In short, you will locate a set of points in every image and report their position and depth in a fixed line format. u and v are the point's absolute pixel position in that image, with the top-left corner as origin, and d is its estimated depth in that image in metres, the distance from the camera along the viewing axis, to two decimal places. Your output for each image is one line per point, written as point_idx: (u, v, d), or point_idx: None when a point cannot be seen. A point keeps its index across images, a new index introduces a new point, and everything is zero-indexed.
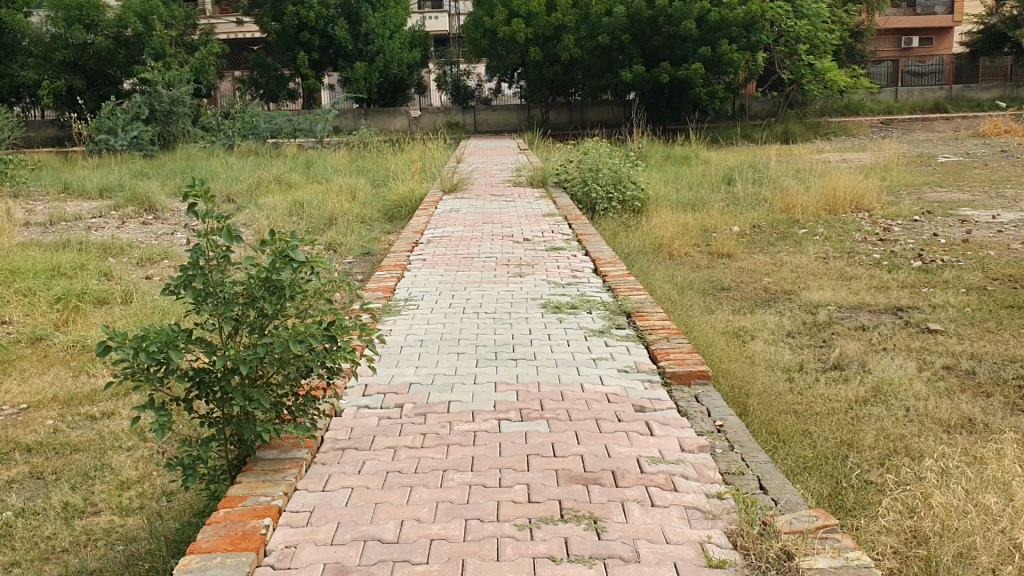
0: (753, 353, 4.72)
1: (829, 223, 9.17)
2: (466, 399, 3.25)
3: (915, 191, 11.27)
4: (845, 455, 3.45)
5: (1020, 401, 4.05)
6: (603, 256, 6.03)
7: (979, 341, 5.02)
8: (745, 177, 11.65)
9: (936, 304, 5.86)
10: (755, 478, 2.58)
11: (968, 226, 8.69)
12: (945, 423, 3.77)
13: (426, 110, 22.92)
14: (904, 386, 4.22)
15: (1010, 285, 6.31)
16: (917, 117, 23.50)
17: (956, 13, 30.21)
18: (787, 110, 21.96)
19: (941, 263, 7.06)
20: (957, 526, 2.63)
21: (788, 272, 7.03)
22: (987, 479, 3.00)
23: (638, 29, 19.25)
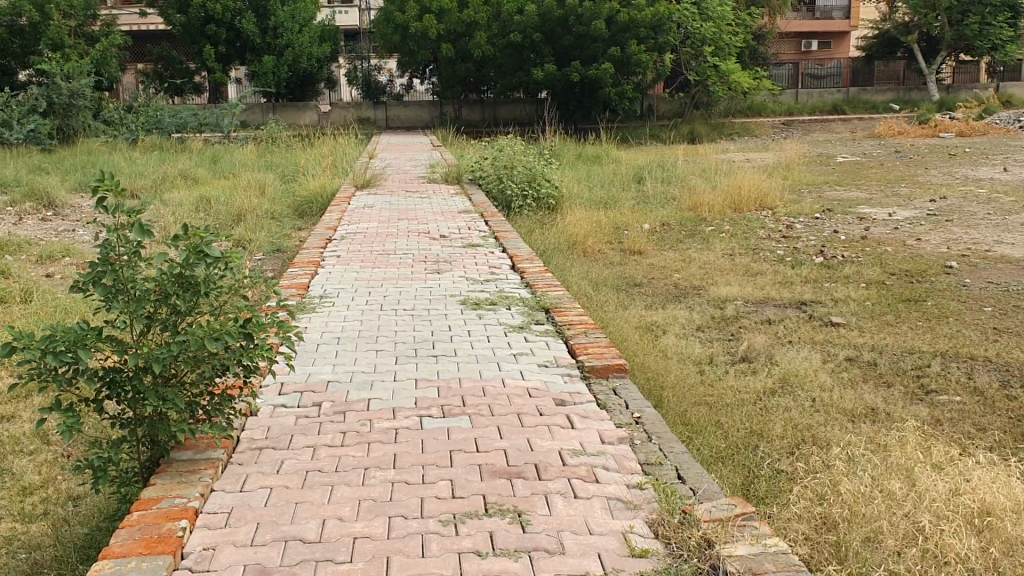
0: (665, 347, 4.81)
1: (735, 220, 9.40)
2: (387, 397, 3.22)
3: (815, 190, 11.66)
4: (755, 444, 3.55)
5: (919, 389, 4.23)
6: (520, 252, 6.06)
7: (879, 332, 5.22)
8: (654, 176, 11.85)
9: (838, 298, 6.06)
10: (673, 469, 2.63)
11: (866, 224, 9.02)
12: (849, 412, 3.91)
13: (336, 105, 22.77)
14: (811, 377, 4.36)
15: (905, 280, 6.57)
16: (816, 118, 24.26)
17: (852, 18, 31.20)
18: (693, 111, 22.42)
19: (842, 259, 7.32)
20: (864, 511, 2.73)
21: (696, 268, 7.19)
22: (891, 466, 3.12)
23: (549, 29, 19.39)
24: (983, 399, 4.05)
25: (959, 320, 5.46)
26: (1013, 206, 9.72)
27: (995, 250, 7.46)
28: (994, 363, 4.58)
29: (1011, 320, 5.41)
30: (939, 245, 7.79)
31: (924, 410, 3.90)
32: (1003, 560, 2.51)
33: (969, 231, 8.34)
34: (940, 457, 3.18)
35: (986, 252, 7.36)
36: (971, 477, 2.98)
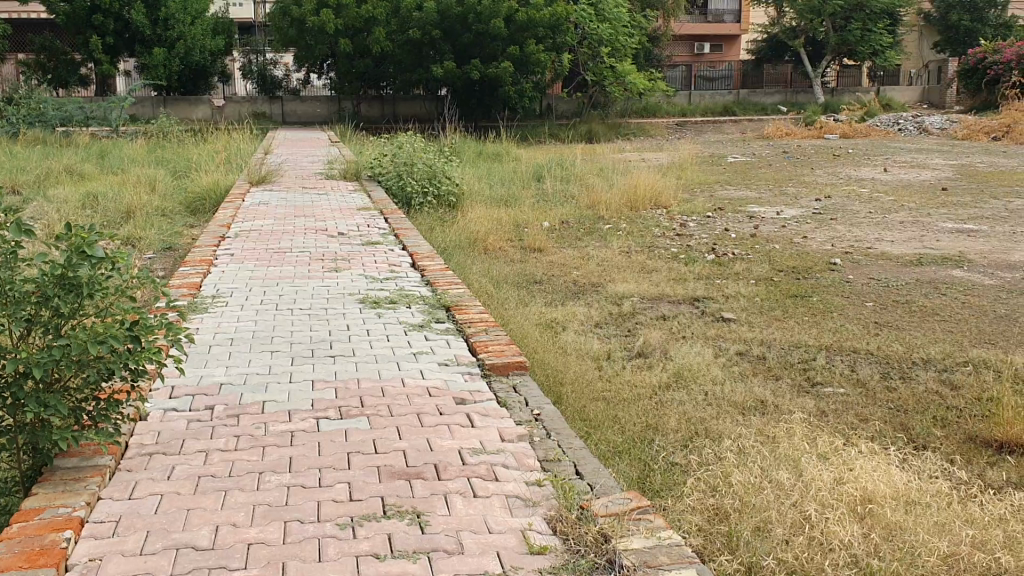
0: (565, 343, 4.86)
1: (632, 218, 9.57)
2: (282, 399, 3.17)
3: (708, 189, 11.97)
4: (651, 439, 3.62)
5: (807, 382, 4.38)
6: (420, 250, 6.04)
7: (767, 327, 5.40)
8: (553, 174, 11.98)
9: (729, 295, 6.24)
10: (570, 464, 2.67)
11: (755, 222, 9.31)
12: (740, 405, 4.03)
13: (230, 100, 22.24)
14: (704, 371, 4.47)
15: (793, 276, 6.81)
16: (708, 119, 24.94)
17: (742, 22, 32.12)
18: (591, 111, 22.75)
19: (733, 256, 7.55)
20: (754, 502, 2.83)
21: (594, 265, 7.29)
22: (780, 456, 3.23)
23: (448, 26, 19.27)
24: (865, 391, 4.23)
25: (842, 314, 5.69)
26: (892, 205, 10.18)
27: (876, 247, 7.80)
28: (875, 355, 4.79)
29: (891, 314, 5.67)
30: (824, 243, 8.09)
31: (811, 402, 4.04)
32: (884, 544, 2.62)
33: (851, 229, 8.70)
34: (826, 447, 3.29)
35: (868, 249, 7.69)
36: (854, 466, 3.10)
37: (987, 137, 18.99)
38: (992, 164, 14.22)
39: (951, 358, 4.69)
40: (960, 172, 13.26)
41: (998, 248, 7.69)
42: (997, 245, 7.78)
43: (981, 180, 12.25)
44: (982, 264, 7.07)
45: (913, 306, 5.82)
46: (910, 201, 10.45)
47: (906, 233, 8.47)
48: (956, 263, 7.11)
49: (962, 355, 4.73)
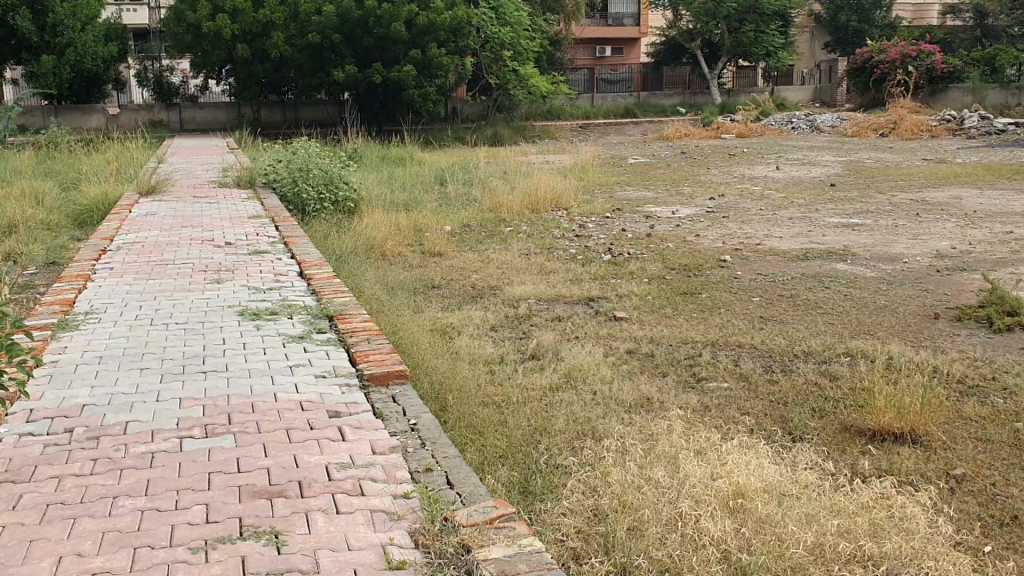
0: (457, 348, 4.81)
1: (533, 220, 9.57)
2: (146, 419, 3.04)
3: (608, 190, 12.08)
4: (538, 441, 3.59)
5: (692, 378, 4.44)
6: (309, 258, 5.91)
7: (658, 325, 5.45)
8: (454, 178, 11.94)
9: (623, 294, 6.29)
10: (441, 474, 2.63)
11: (652, 221, 9.42)
12: (626, 404, 4.04)
13: (126, 108, 21.57)
14: (593, 371, 4.48)
15: (684, 274, 6.90)
16: (610, 121, 25.25)
17: (642, 25, 32.65)
18: (496, 114, 22.81)
19: (628, 255, 7.62)
20: (631, 501, 2.84)
21: (493, 268, 7.27)
22: (657, 453, 3.24)
23: (349, 29, 18.98)
24: (748, 384, 4.31)
25: (729, 310, 5.79)
26: (782, 201, 10.43)
27: (765, 243, 7.98)
28: (759, 349, 4.88)
29: (776, 308, 5.79)
30: (716, 240, 8.24)
31: (695, 398, 4.09)
32: (753, 537, 2.64)
33: (744, 226, 8.87)
34: (703, 444, 3.32)
35: (757, 246, 7.85)
36: (728, 460, 3.13)
37: (875, 134, 19.67)
38: (878, 159, 14.72)
39: (830, 350, 4.80)
40: (847, 168, 13.70)
41: (880, 241, 7.94)
42: (880, 238, 8.04)
43: (867, 176, 12.65)
44: (865, 256, 7.28)
45: (797, 300, 5.95)
46: (800, 197, 10.75)
47: (794, 228, 8.69)
48: (840, 256, 7.32)
49: (841, 346, 4.86)
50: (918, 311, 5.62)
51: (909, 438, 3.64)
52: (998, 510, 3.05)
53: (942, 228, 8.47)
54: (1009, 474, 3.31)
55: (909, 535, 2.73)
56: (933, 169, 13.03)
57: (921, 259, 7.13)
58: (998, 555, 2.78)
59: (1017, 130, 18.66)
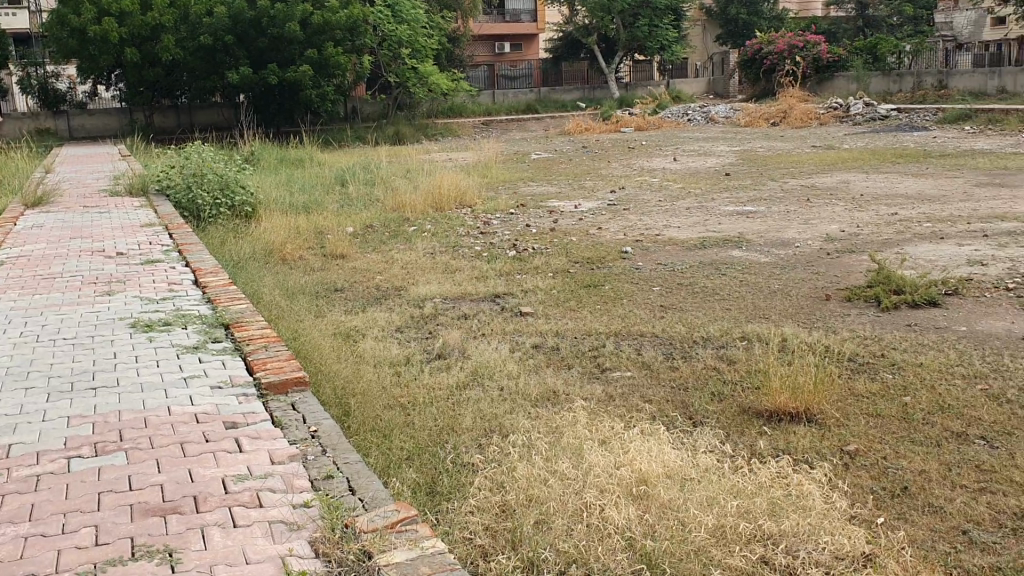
0: (360, 350, 4.75)
1: (437, 218, 9.52)
2: (31, 440, 2.90)
3: (512, 186, 12.12)
4: (445, 440, 3.57)
5: (597, 368, 4.48)
6: (204, 266, 5.75)
7: (563, 319, 5.49)
8: (356, 178, 11.79)
9: (527, 289, 6.31)
10: (343, 481, 2.59)
11: (555, 216, 9.48)
12: (532, 398, 4.05)
13: (9, 117, 20.65)
14: (500, 367, 4.48)
15: (587, 267, 6.96)
16: (512, 117, 25.33)
17: (539, 21, 32.81)
18: (397, 113, 22.64)
19: (532, 250, 7.66)
20: (537, 495, 2.84)
21: (397, 268, 7.21)
22: (564, 445, 3.25)
23: (242, 31, 18.55)
24: (650, 372, 4.38)
25: (631, 300, 5.87)
26: (680, 192, 10.63)
27: (665, 233, 8.12)
28: (661, 337, 4.96)
29: (677, 297, 5.89)
30: (618, 232, 8.33)
31: (599, 388, 4.12)
32: (657, 523, 2.68)
33: (644, 218, 9.00)
34: (607, 433, 3.36)
35: (657, 236, 7.97)
36: (631, 448, 3.17)
37: (766, 123, 20.26)
38: (771, 148, 15.13)
39: (727, 335, 4.91)
40: (741, 157, 14.06)
41: (774, 227, 8.17)
42: (774, 225, 8.26)
43: (760, 164, 13.00)
44: (760, 242, 7.47)
45: (696, 288, 6.07)
46: (697, 187, 10.98)
47: (692, 218, 8.86)
48: (736, 243, 7.50)
49: (738, 330, 4.97)
50: (810, 294, 5.79)
51: (805, 417, 3.74)
52: (889, 482, 3.17)
53: (831, 212, 8.75)
54: (898, 446, 3.44)
55: (806, 512, 2.80)
56: (822, 156, 13.45)
57: (812, 243, 7.37)
58: (889, 525, 2.88)
59: (899, 115, 19.38)
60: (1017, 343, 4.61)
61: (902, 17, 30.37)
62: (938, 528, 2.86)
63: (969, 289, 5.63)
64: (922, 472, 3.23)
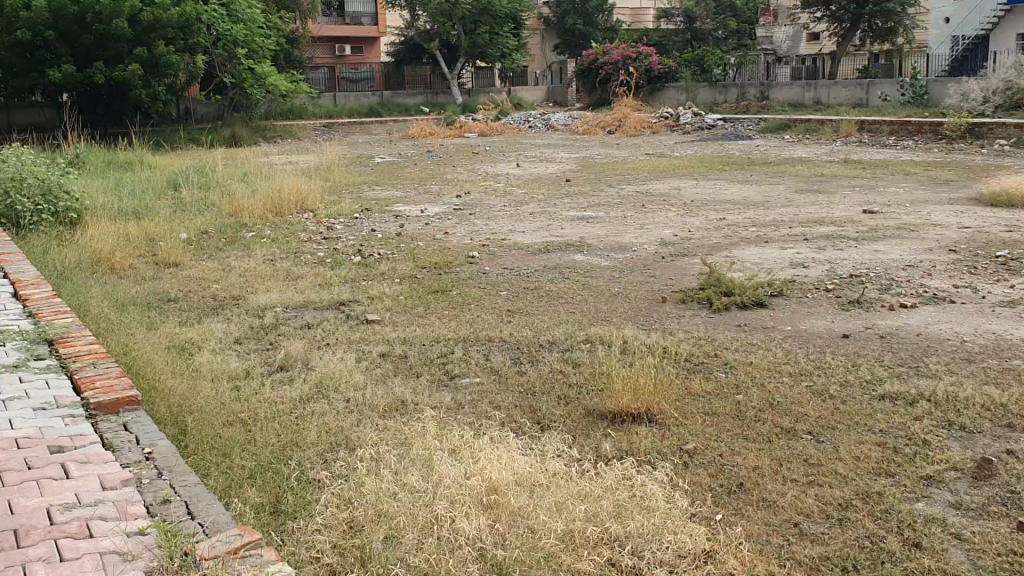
0: (197, 364, 4.56)
1: (277, 224, 9.24)
2: None
3: (354, 191, 11.95)
4: (288, 456, 3.47)
5: (446, 376, 4.46)
6: (24, 277, 5.38)
7: (410, 326, 5.45)
8: (191, 182, 11.33)
9: (373, 296, 6.23)
10: (181, 505, 2.48)
11: (400, 221, 9.41)
12: (380, 409, 3.99)
13: None
14: (345, 378, 4.39)
15: (434, 273, 6.94)
16: (353, 120, 25.01)
17: (380, 24, 32.54)
18: (233, 114, 21.93)
19: (377, 256, 7.57)
20: (386, 510, 2.80)
21: (236, 276, 6.97)
22: (413, 457, 3.22)
23: (64, 26, 17.38)
24: (498, 378, 4.40)
25: (478, 305, 5.90)
26: (523, 197, 10.76)
27: (509, 238, 8.20)
28: (508, 342, 5.00)
29: (523, 301, 5.96)
30: (463, 237, 8.35)
31: (447, 396, 4.11)
32: (508, 532, 2.69)
33: (488, 223, 9.06)
34: (456, 442, 3.35)
35: (502, 241, 8.04)
36: (480, 457, 3.17)
37: (603, 131, 20.84)
38: (608, 155, 15.56)
39: (572, 338, 5.01)
40: (581, 164, 14.39)
41: (614, 231, 8.39)
42: (614, 229, 8.50)
43: (599, 171, 13.33)
44: (600, 247, 7.66)
45: (541, 292, 6.16)
46: (539, 193, 11.16)
47: (535, 223, 9.00)
48: (578, 248, 7.66)
49: (582, 334, 5.08)
50: (648, 296, 5.98)
51: (647, 418, 3.85)
52: (726, 479, 3.30)
53: (665, 218, 9.07)
54: (733, 444, 3.59)
55: (651, 513, 2.87)
56: (658, 163, 13.93)
57: (649, 247, 7.62)
58: (728, 521, 3.00)
59: (725, 125, 20.33)
60: (836, 340, 4.92)
61: (727, 31, 31.92)
62: (772, 521, 3.00)
63: (793, 291, 5.96)
64: (756, 468, 3.39)
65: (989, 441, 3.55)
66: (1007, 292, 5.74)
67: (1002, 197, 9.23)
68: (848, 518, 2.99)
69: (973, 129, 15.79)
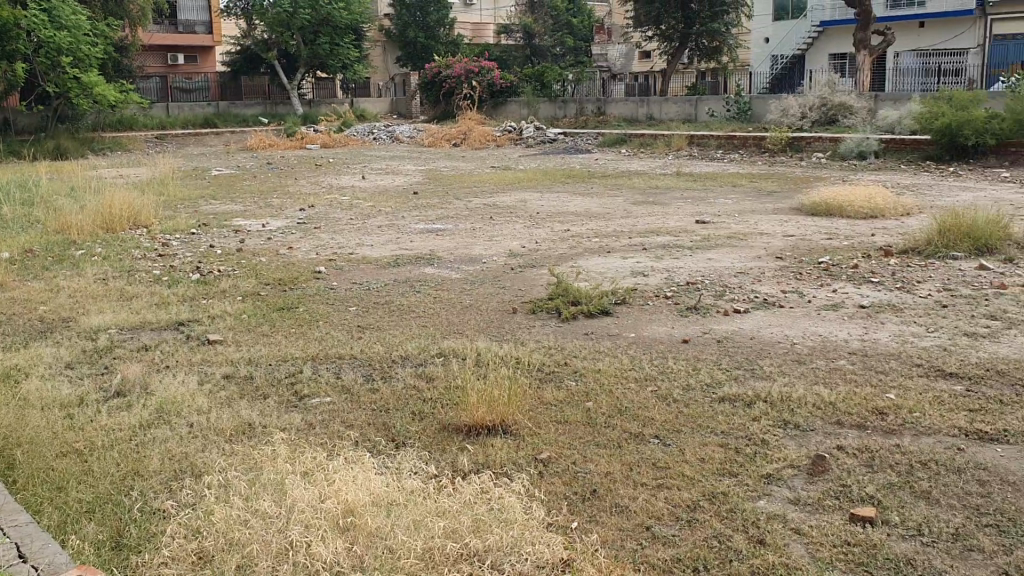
0: (24, 393, 4.26)
1: (108, 241, 8.77)
2: None
3: (192, 204, 11.50)
4: (129, 486, 3.29)
5: (294, 396, 4.35)
6: None
7: (255, 345, 5.28)
8: (11, 197, 10.61)
9: (215, 314, 6.01)
10: (12, 547, 2.32)
11: (241, 236, 9.13)
12: (226, 433, 3.85)
13: None
14: (187, 402, 4.20)
15: (279, 289, 6.76)
16: (189, 132, 24.09)
17: (215, 32, 31.52)
18: (57, 125, 20.71)
19: (218, 273, 7.31)
20: (238, 538, 2.70)
21: (65, 297, 6.56)
22: (264, 481, 3.12)
23: None
24: (350, 396, 4.32)
25: (326, 321, 5.78)
26: (369, 211, 10.65)
27: (356, 252, 8.09)
28: (359, 359, 4.92)
29: (373, 316, 5.89)
30: (309, 252, 8.18)
31: (297, 417, 4.01)
32: (365, 554, 2.64)
33: (333, 237, 8.91)
34: (310, 464, 3.26)
35: (349, 255, 7.92)
36: (335, 478, 3.10)
37: (448, 144, 20.93)
38: (452, 168, 15.61)
39: (424, 352, 4.99)
40: (426, 176, 14.40)
41: (462, 244, 8.42)
42: (461, 242, 8.53)
43: (445, 183, 13.38)
44: (449, 259, 7.68)
45: (391, 306, 6.11)
46: (385, 205, 11.08)
47: (382, 236, 8.92)
48: (427, 260, 7.65)
49: (434, 347, 5.06)
50: (498, 307, 6.04)
51: (501, 429, 3.88)
52: (581, 486, 3.36)
53: (511, 229, 9.18)
54: (585, 451, 3.67)
55: (509, 525, 2.88)
56: (502, 176, 14.11)
57: (497, 259, 7.68)
58: (583, 528, 3.06)
59: (565, 138, 20.82)
60: (677, 346, 5.10)
61: (564, 47, 32.75)
62: (626, 526, 3.07)
63: (635, 298, 6.15)
64: (608, 473, 3.47)
65: (821, 437, 3.77)
66: (830, 295, 6.13)
67: (821, 207, 9.85)
68: (697, 519, 3.10)
69: (793, 143, 16.80)
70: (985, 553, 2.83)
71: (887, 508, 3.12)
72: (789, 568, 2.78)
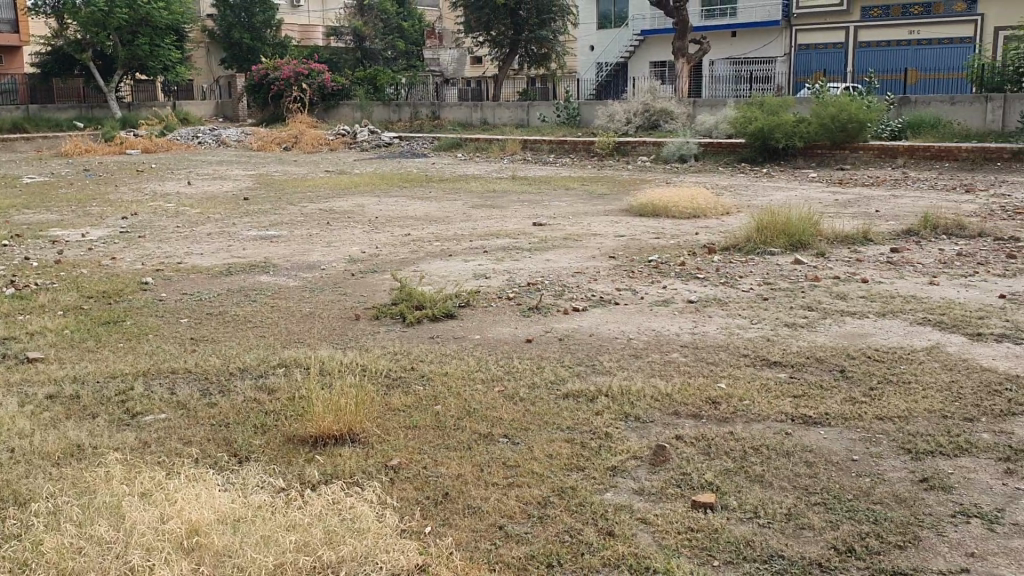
0: None
1: None
2: None
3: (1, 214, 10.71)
4: None
5: (126, 414, 4.13)
6: None
7: (80, 361, 4.98)
8: None
9: (33, 330, 5.61)
10: None
11: (59, 246, 8.59)
12: (53, 457, 3.61)
13: None
14: (6, 425, 3.91)
15: (103, 302, 6.39)
16: None
17: (22, 32, 29.23)
18: None
19: (34, 286, 6.83)
20: (71, 567, 2.55)
21: None
22: (99, 505, 2.95)
23: None
24: (187, 412, 4.14)
25: (158, 335, 5.52)
26: (197, 217, 10.26)
27: (186, 261, 7.77)
28: (194, 373, 4.72)
29: (208, 327, 5.66)
30: (134, 262, 7.78)
31: (129, 436, 3.81)
32: None
33: (160, 246, 8.52)
34: (147, 484, 3.10)
35: (179, 265, 7.59)
36: (176, 497, 2.96)
37: (279, 147, 20.45)
38: (284, 172, 15.26)
39: (264, 363, 4.84)
40: (257, 181, 14.03)
41: (298, 250, 8.23)
42: (297, 248, 8.33)
43: (277, 188, 13.08)
44: (286, 266, 7.49)
45: (226, 317, 5.90)
46: (215, 212, 10.69)
47: (213, 244, 8.59)
48: (263, 268, 7.44)
49: (274, 358, 4.92)
50: (340, 314, 5.95)
51: (349, 437, 3.82)
52: (433, 490, 3.36)
53: (349, 234, 9.07)
54: (436, 454, 3.67)
55: (361, 535, 2.84)
56: (335, 180, 13.94)
57: (335, 265, 7.56)
58: (437, 532, 3.06)
59: (400, 143, 20.75)
60: (521, 345, 5.18)
61: (396, 51, 32.59)
62: (479, 527, 3.10)
63: (478, 300, 6.20)
64: (459, 475, 3.48)
65: (661, 428, 3.92)
66: (661, 292, 6.37)
67: (648, 207, 10.25)
68: (547, 515, 3.16)
69: (620, 147, 17.39)
70: (815, 530, 3.02)
71: (725, 493, 3.29)
72: (638, 557, 2.88)
